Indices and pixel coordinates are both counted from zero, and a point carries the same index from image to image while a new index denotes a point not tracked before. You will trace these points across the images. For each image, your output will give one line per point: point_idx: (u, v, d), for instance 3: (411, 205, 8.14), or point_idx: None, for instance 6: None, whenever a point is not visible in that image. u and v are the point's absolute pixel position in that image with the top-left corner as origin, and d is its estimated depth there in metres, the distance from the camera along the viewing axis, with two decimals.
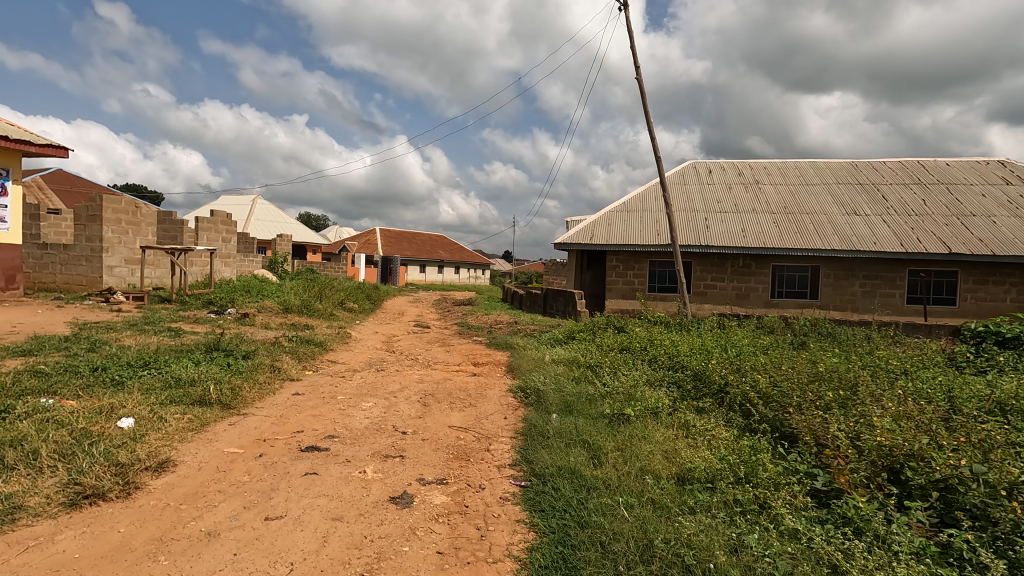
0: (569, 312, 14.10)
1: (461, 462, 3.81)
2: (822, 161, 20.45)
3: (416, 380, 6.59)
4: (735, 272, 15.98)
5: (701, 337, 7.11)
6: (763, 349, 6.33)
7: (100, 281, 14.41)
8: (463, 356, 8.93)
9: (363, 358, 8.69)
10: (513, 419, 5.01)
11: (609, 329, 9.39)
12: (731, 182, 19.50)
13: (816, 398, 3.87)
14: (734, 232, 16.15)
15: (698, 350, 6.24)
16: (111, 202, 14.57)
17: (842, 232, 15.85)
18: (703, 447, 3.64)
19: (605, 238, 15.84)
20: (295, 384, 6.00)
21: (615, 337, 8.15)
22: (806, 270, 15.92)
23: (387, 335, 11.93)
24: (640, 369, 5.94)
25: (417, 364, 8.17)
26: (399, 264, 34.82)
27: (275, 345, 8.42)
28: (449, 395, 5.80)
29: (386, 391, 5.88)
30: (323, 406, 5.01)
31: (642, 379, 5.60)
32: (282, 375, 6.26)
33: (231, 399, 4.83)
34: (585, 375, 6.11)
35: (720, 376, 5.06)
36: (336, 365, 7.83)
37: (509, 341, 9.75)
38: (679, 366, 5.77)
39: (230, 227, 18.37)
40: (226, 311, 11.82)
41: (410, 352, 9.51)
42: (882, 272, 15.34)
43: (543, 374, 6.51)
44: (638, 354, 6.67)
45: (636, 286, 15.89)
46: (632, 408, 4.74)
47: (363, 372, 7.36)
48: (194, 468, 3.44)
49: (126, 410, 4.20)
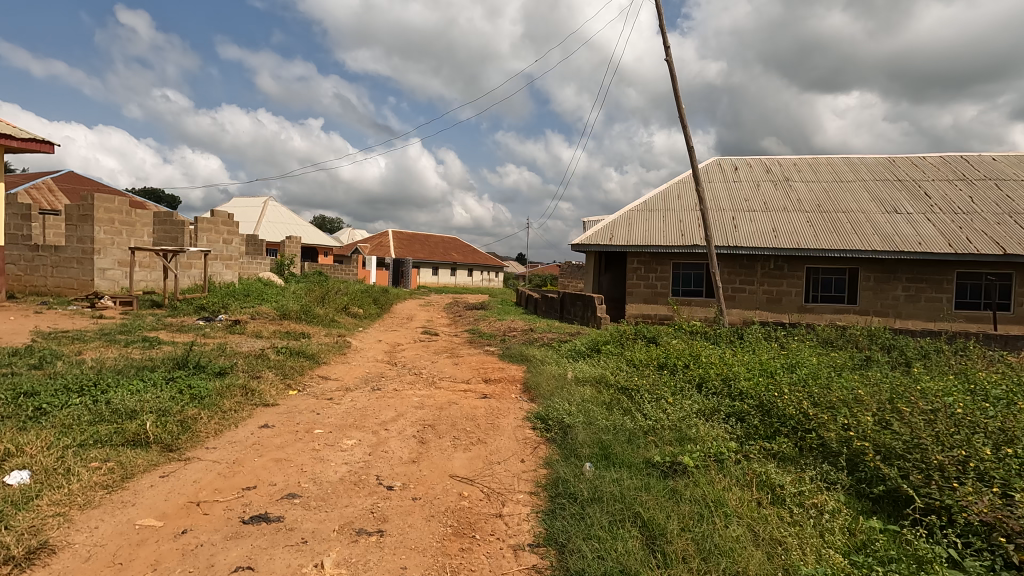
0: (588, 318, 13.01)
1: (463, 542, 2.73)
2: (856, 157, 19.08)
3: (413, 405, 5.51)
4: (766, 275, 14.75)
5: (758, 354, 5.96)
6: (838, 371, 5.19)
7: (91, 285, 13.58)
8: (472, 371, 7.84)
9: (359, 373, 7.64)
10: (533, 463, 3.93)
11: (639, 340, 8.27)
12: (760, 179, 18.23)
13: (971, 456, 2.76)
14: (766, 231, 14.92)
15: (759, 371, 5.11)
16: (103, 201, 13.77)
17: (883, 232, 14.55)
18: (815, 534, 2.54)
19: (626, 238, 14.70)
20: (268, 411, 4.96)
21: (648, 351, 7.05)
22: (843, 273, 14.64)
23: (391, 344, 10.88)
24: (688, 396, 4.83)
25: (419, 382, 7.09)
26: (410, 267, 33.24)
27: (260, 358, 7.41)
28: (454, 427, 4.74)
29: (376, 421, 4.81)
30: (293, 446, 3.97)
31: (692, 410, 4.49)
32: (254, 399, 5.23)
33: (175, 439, 3.80)
34: (621, 403, 4.98)
35: (798, 409, 3.97)
36: (327, 384, 6.78)
37: (526, 352, 8.64)
38: (736, 394, 4.67)
39: (231, 228, 17.50)
40: (217, 318, 10.86)
41: (414, 366, 8.43)
42: (928, 274, 14.00)
43: (570, 399, 5.40)
44: (682, 374, 5.54)
45: (658, 289, 14.70)
46: (688, 453, 3.63)
47: (354, 393, 6.29)
48: (78, 559, 2.40)
49: (24, 458, 3.19)
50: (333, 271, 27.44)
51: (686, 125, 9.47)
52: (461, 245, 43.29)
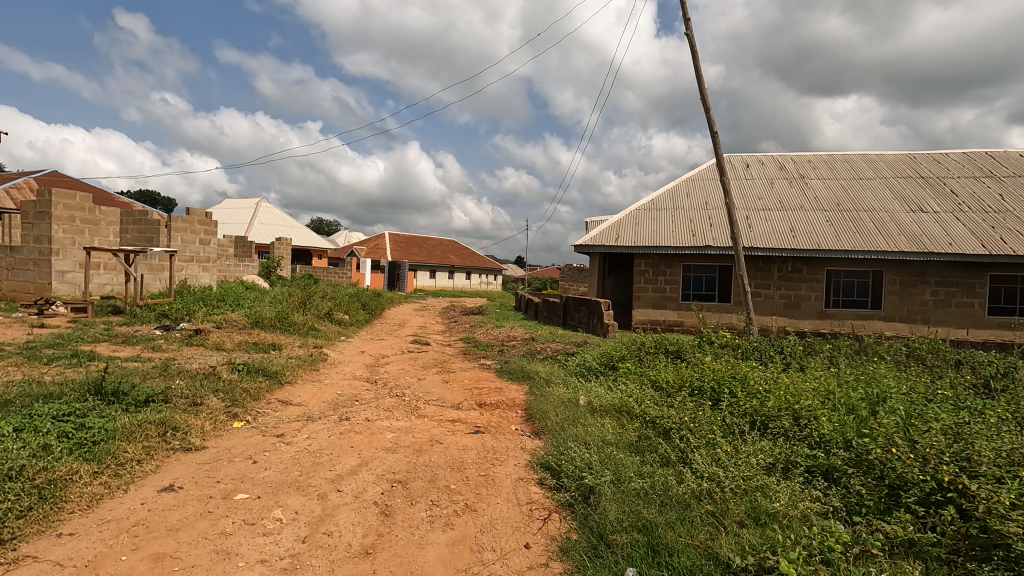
0: (593, 325, 11.90)
1: None
2: (875, 153, 17.88)
3: (383, 448, 4.23)
4: (783, 277, 13.53)
5: (821, 378, 4.73)
6: (938, 405, 3.97)
7: (48, 289, 12.30)
8: (464, 393, 6.57)
9: (329, 396, 6.37)
10: (543, 553, 2.71)
11: (661, 354, 6.99)
12: (773, 176, 17.06)
13: None
14: (784, 231, 13.74)
15: (837, 405, 3.90)
16: (63, 196, 12.53)
17: (911, 231, 13.35)
18: None
19: (634, 238, 13.49)
20: (186, 460, 3.71)
21: (674, 370, 5.83)
22: (867, 276, 13.41)
23: (375, 357, 9.61)
24: (749, 442, 3.61)
25: (398, 410, 5.80)
26: (407, 270, 31.87)
27: (208, 379, 6.13)
28: (433, 483, 3.51)
29: (327, 476, 3.54)
30: (192, 528, 2.72)
31: (759, 466, 3.28)
32: (172, 440, 3.97)
33: (8, 525, 2.56)
34: (656, 450, 3.76)
35: (927, 473, 2.81)
36: (283, 413, 5.51)
37: (528, 368, 7.34)
38: (813, 438, 3.50)
39: (209, 228, 16.17)
40: (176, 327, 9.57)
41: (396, 386, 7.15)
42: (959, 277, 12.78)
43: (585, 438, 4.14)
44: (727, 405, 4.34)
45: (668, 293, 13.44)
46: (780, 546, 2.45)
47: (313, 427, 5.02)
48: None
49: None
50: (324, 274, 26.18)
51: (710, 108, 8.39)
52: (458, 248, 41.96)
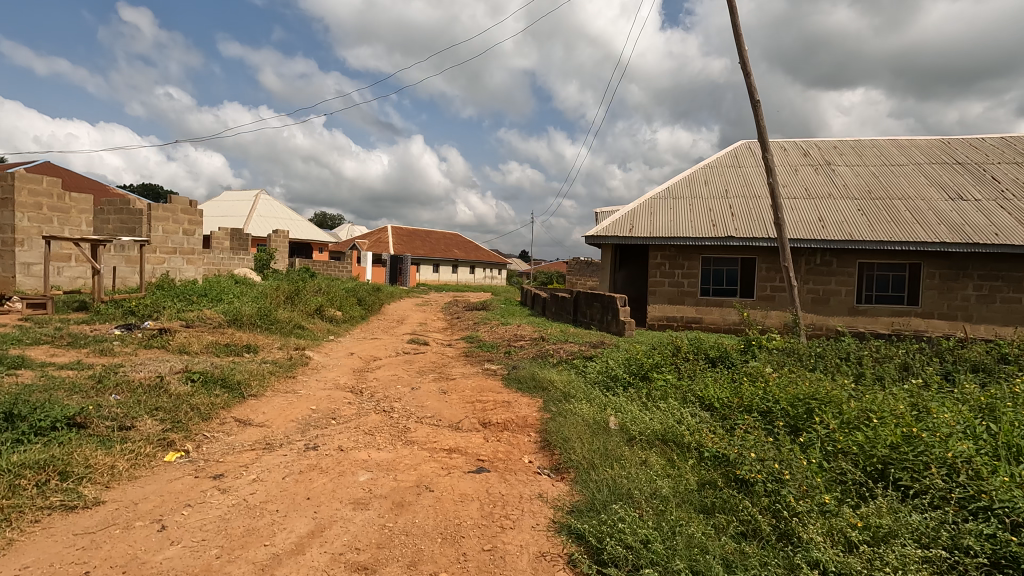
0: (608, 322, 10.75)
1: None
2: (906, 138, 16.51)
3: (349, 501, 3.07)
4: (811, 271, 12.29)
5: (940, 404, 3.54)
6: None
7: (11, 283, 11.19)
8: (465, 408, 5.43)
9: (300, 413, 5.24)
10: None
11: (701, 361, 5.82)
12: (799, 162, 15.77)
13: None
14: (813, 220, 12.51)
15: (1002, 455, 2.70)
16: (29, 181, 11.40)
17: (951, 220, 12.07)
18: None
19: (650, 228, 12.29)
20: (59, 530, 2.57)
21: (723, 384, 4.67)
22: (903, 269, 12.14)
23: (366, 360, 8.49)
24: (882, 507, 2.47)
25: (382, 433, 4.63)
26: (410, 264, 30.66)
27: (151, 392, 4.97)
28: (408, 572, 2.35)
29: (254, 559, 2.39)
30: None
31: (921, 558, 2.13)
32: (50, 497, 2.81)
33: None
34: (741, 512, 2.63)
35: None
36: (237, 439, 4.36)
37: (540, 377, 6.18)
38: (989, 510, 2.33)
39: (194, 217, 14.95)
40: (141, 326, 8.42)
41: (385, 398, 6.00)
42: (1006, 270, 11.48)
43: (627, 485, 3.01)
44: (822, 443, 3.20)
45: (686, 288, 12.22)
46: None
47: (266, 460, 3.86)
48: None
49: None
50: (324, 270, 25.14)
51: (752, 75, 7.25)
52: (461, 242, 40.69)
